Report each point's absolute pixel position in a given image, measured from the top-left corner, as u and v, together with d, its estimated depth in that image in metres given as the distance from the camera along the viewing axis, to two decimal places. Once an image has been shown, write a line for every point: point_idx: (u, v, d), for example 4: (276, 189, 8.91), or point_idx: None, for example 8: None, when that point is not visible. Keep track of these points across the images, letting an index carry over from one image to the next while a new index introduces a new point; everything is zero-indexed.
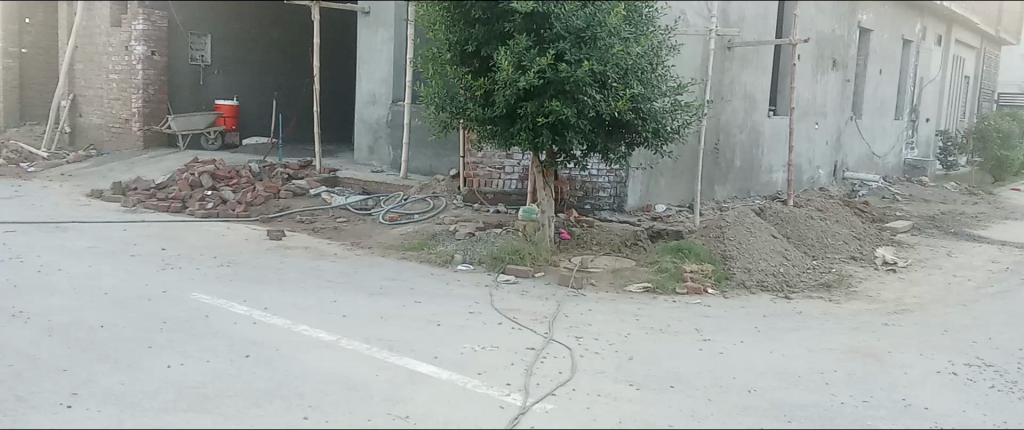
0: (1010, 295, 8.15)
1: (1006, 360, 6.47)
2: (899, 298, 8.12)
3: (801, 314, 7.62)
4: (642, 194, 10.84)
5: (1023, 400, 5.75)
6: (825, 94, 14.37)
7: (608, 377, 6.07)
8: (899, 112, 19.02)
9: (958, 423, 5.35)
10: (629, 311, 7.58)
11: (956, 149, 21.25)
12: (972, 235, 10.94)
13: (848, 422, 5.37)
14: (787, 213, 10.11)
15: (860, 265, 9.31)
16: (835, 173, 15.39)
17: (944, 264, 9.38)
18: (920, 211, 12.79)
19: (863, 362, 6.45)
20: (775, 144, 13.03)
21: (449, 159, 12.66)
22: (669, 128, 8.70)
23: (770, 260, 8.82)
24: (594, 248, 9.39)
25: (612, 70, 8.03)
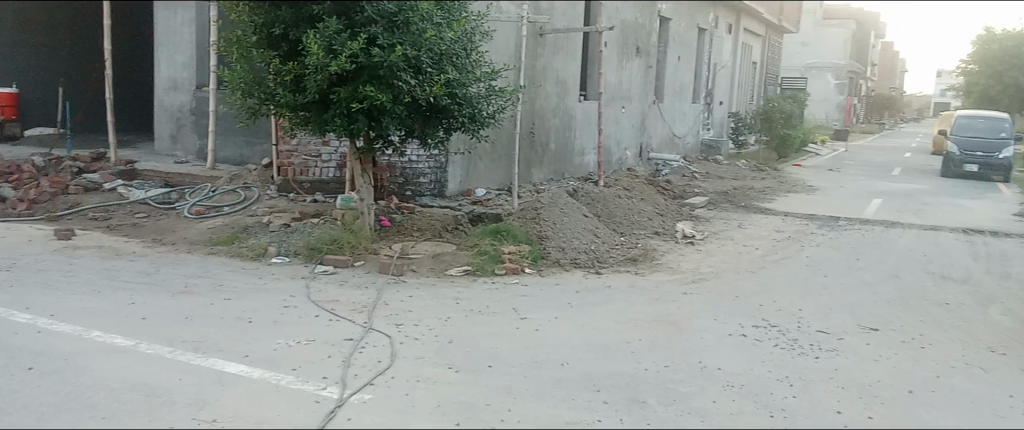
0: (791, 261, 9.00)
1: (787, 320, 7.14)
2: (697, 268, 8.74)
3: (611, 288, 8.02)
4: (462, 178, 10.92)
5: (801, 355, 6.37)
6: (631, 80, 15.16)
7: (427, 362, 6.07)
8: (696, 96, 20.43)
9: (746, 381, 5.85)
10: (448, 295, 7.63)
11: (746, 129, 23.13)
12: (761, 207, 11.98)
13: (651, 387, 5.72)
14: (598, 193, 10.58)
15: (663, 239, 9.93)
16: (641, 154, 16.32)
17: (735, 236, 10.21)
18: (716, 187, 13.85)
19: (664, 330, 6.89)
20: (586, 127, 13.58)
21: (260, 147, 12.14)
22: (485, 113, 8.82)
23: (582, 238, 9.21)
24: (415, 234, 9.36)
25: (426, 55, 8.00)
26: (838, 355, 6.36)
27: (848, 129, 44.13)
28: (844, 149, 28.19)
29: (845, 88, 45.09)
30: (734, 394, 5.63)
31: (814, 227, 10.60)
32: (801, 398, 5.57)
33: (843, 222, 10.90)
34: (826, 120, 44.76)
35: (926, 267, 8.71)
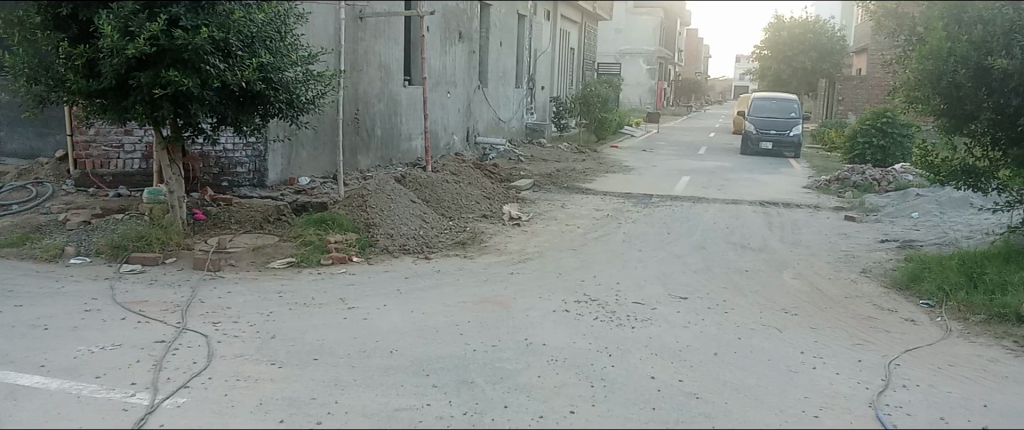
0: (609, 238, 9.43)
1: (606, 294, 7.49)
2: (523, 248, 8.97)
3: (439, 272, 8.04)
4: (283, 167, 10.55)
5: (620, 326, 6.70)
6: (455, 65, 15.23)
7: (248, 359, 5.81)
8: (519, 81, 20.88)
9: (569, 354, 6.08)
10: (271, 288, 7.35)
11: (566, 113, 23.93)
12: (583, 188, 12.46)
13: (479, 367, 5.81)
14: (425, 178, 10.55)
15: (490, 222, 10.09)
16: (468, 138, 16.49)
17: (558, 216, 10.55)
18: (541, 169, 14.26)
19: (492, 310, 7.01)
20: (412, 112, 13.51)
21: (54, 139, 11.08)
22: (303, 98, 8.55)
23: (410, 224, 9.17)
24: (233, 227, 8.95)
25: (235, 37, 7.60)
26: (653, 324, 6.75)
27: (659, 111, 46.79)
28: (656, 130, 29.86)
29: (656, 73, 47.75)
30: (558, 367, 5.83)
31: (630, 205, 11.16)
32: (619, 367, 5.86)
33: (656, 199, 11.55)
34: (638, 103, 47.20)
35: (728, 238, 9.42)
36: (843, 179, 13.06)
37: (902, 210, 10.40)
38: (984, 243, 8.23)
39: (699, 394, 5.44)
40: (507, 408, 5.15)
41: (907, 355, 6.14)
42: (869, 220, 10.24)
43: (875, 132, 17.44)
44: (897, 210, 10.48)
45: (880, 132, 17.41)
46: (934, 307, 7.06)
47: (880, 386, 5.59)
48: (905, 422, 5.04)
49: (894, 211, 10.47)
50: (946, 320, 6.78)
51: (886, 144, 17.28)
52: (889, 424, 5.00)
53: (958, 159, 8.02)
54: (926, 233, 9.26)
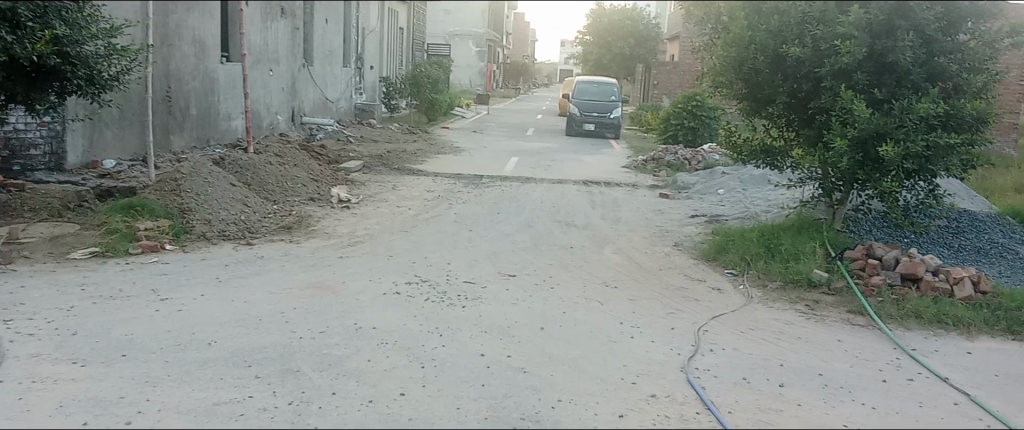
0: (439, 219, 9.44)
1: (436, 274, 7.51)
2: (352, 231, 8.78)
3: (263, 258, 7.72)
4: (84, 149, 9.71)
5: (450, 306, 6.74)
6: (278, 41, 14.61)
7: (45, 359, 5.31)
8: (346, 60, 20.37)
9: (399, 336, 6.04)
10: (72, 281, 6.75)
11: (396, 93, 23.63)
12: (413, 169, 12.37)
13: (306, 355, 5.64)
14: (246, 160, 10.06)
15: (317, 205, 9.80)
16: (293, 119, 15.91)
17: (388, 198, 10.43)
18: (370, 151, 14.02)
19: (319, 295, 6.82)
20: (231, 91, 12.82)
21: None
22: (105, 74, 7.86)
23: (229, 209, 8.73)
24: (26, 215, 8.15)
25: (24, 6, 6.89)
26: (482, 302, 6.85)
27: (488, 93, 47.33)
28: (485, 112, 30.22)
29: (484, 55, 48.17)
30: (387, 350, 5.78)
31: (461, 186, 11.24)
32: (448, 347, 5.90)
33: (485, 180, 11.69)
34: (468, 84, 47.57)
35: (553, 217, 9.72)
36: (658, 159, 13.84)
37: (710, 187, 11.17)
38: (779, 216, 9.00)
39: (526, 369, 5.59)
40: (335, 394, 5.04)
41: (714, 321, 6.62)
42: (682, 197, 10.93)
43: (686, 115, 18.60)
44: (705, 188, 11.24)
45: (690, 115, 18.57)
46: (738, 276, 7.65)
47: (691, 352, 5.99)
48: (712, 383, 5.45)
49: (703, 188, 11.22)
50: (748, 287, 7.37)
51: (696, 126, 18.49)
52: (699, 386, 5.38)
53: (757, 139, 8.69)
54: (730, 208, 10.02)
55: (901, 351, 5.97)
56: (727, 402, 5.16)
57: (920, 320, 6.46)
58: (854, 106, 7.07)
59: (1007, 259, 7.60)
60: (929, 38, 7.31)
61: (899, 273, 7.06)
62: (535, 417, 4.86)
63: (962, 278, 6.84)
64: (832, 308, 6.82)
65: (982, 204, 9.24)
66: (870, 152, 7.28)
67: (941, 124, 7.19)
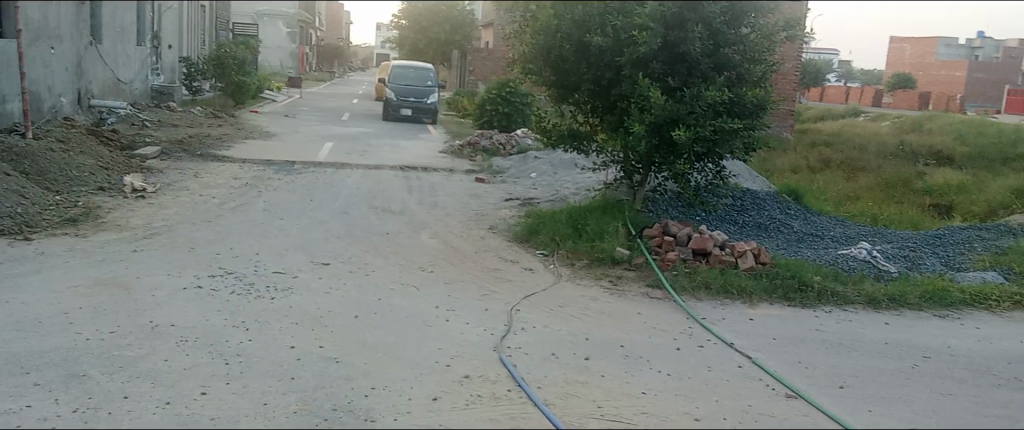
0: (248, 207, 9.04)
1: (244, 265, 7.19)
2: (148, 223, 8.21)
3: (44, 254, 7.04)
4: None
5: (258, 298, 6.48)
6: (59, 16, 13.28)
7: None
8: (142, 39, 18.88)
9: (200, 333, 5.73)
10: None
11: (199, 75, 22.23)
12: (219, 156, 11.73)
13: (94, 358, 5.22)
14: (22, 146, 9.09)
15: (108, 195, 9.06)
16: (79, 102, 14.56)
17: (190, 186, 9.82)
18: (169, 136, 13.12)
19: (110, 293, 6.32)
20: (3, 70, 11.52)
21: None
22: None
23: (3, 201, 7.87)
24: None
25: None
26: (292, 293, 6.64)
27: (301, 77, 45.58)
28: (297, 95, 29.12)
29: (297, 36, 46.24)
30: (188, 348, 5.47)
31: (271, 173, 10.81)
32: (255, 341, 5.68)
33: (297, 166, 11.33)
34: (281, 65, 45.61)
35: (369, 203, 9.60)
36: (474, 144, 14.03)
37: (523, 172, 11.49)
38: (586, 198, 9.41)
39: (338, 358, 5.50)
40: (127, 398, 4.71)
41: (526, 301, 6.84)
42: (497, 181, 11.17)
43: (500, 101, 18.99)
44: (519, 172, 11.54)
45: (504, 101, 18.96)
46: (549, 257, 7.95)
47: (503, 331, 6.16)
48: (523, 361, 5.63)
49: (517, 172, 11.53)
50: (557, 266, 7.68)
51: (510, 111, 18.92)
52: (510, 365, 5.54)
53: (564, 124, 8.98)
54: (542, 191, 10.35)
55: (693, 321, 6.42)
56: (536, 378, 5.35)
57: (709, 291, 6.95)
58: (650, 94, 7.51)
59: (783, 232, 8.39)
60: (716, 30, 7.83)
61: (691, 249, 7.51)
62: (347, 407, 4.80)
63: (744, 251, 7.33)
64: (633, 282, 7.25)
65: (763, 184, 10.14)
66: (665, 136, 7.77)
67: (726, 110, 7.79)
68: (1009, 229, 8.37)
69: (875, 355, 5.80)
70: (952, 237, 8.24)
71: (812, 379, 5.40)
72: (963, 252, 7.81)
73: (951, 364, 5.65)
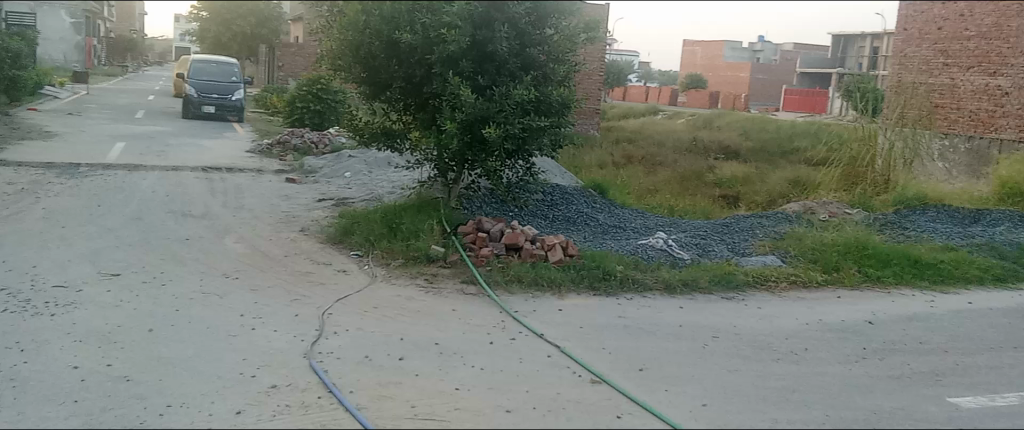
0: (23, 215, 8.15)
1: (18, 280, 6.48)
2: None
3: None
4: None
5: (36, 315, 5.87)
6: None
7: None
8: None
9: None
10: None
11: None
12: None
13: None
14: None
15: None
16: None
17: None
18: None
19: None
20: None
21: None
22: None
23: None
24: None
25: None
26: (77, 308, 6.07)
27: (89, 71, 41.80)
28: (84, 92, 26.72)
29: (83, 27, 42.38)
30: None
31: (52, 177, 9.82)
32: (32, 363, 5.14)
33: (83, 169, 10.38)
34: (64, 58, 41.58)
35: (167, 207, 8.98)
36: (284, 142, 13.55)
37: (337, 171, 11.24)
38: (401, 197, 9.34)
39: (130, 376, 5.10)
40: None
41: (338, 304, 6.67)
42: (309, 181, 10.84)
43: (311, 98, 18.45)
44: (332, 171, 11.28)
45: (316, 98, 18.45)
46: (362, 257, 7.82)
47: (314, 336, 5.97)
48: (335, 366, 5.48)
49: (330, 172, 11.26)
50: (372, 267, 7.57)
51: (322, 109, 18.44)
52: (321, 370, 5.38)
53: (377, 123, 8.83)
54: (356, 190, 10.18)
55: (505, 314, 6.53)
56: (348, 382, 5.23)
57: (521, 284, 7.12)
58: (461, 92, 7.57)
59: (590, 225, 8.78)
60: (521, 30, 8.05)
61: (503, 244, 7.64)
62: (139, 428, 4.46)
63: (553, 245, 7.55)
64: (448, 279, 7.29)
65: (571, 180, 10.56)
66: (476, 134, 7.88)
67: (534, 108, 8.03)
68: (785, 217, 9.25)
69: (672, 338, 6.17)
70: (737, 225, 8.99)
71: (616, 364, 5.66)
72: (747, 239, 8.52)
73: (737, 341, 6.13)
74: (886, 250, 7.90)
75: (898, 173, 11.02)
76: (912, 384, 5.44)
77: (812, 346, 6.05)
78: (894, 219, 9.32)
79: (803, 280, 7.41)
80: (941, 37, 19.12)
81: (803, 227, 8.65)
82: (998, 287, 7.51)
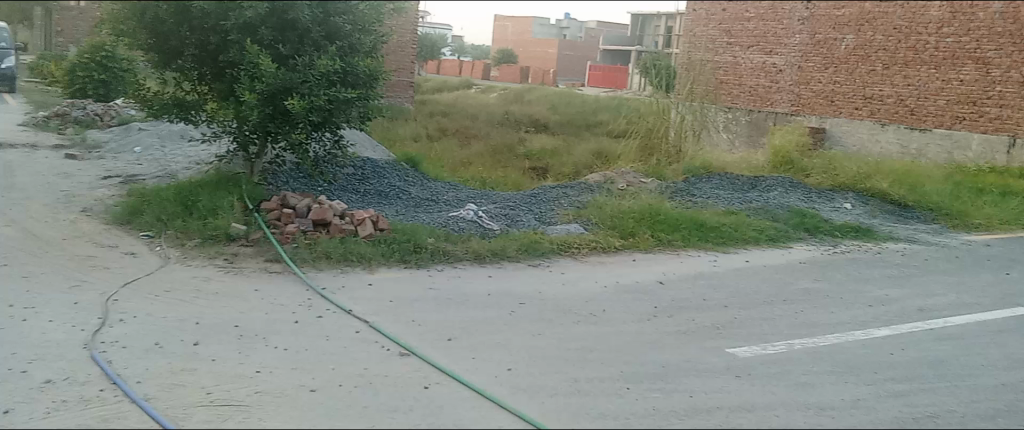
0: None
1: None
2: None
3: None
4: None
5: None
6: None
7: None
8: None
9: None
10: None
11: None
12: None
13: None
14: None
15: None
16: None
17: None
18: None
19: None
20: None
21: None
22: None
23: None
24: None
25: None
26: None
27: None
28: None
29: None
30: None
31: None
32: None
33: None
34: None
35: None
36: None
37: (126, 146, 10.43)
38: (198, 173, 8.82)
39: None
40: None
41: (126, 289, 6.21)
42: (92, 157, 9.97)
43: None
44: (120, 147, 10.46)
45: None
46: (155, 239, 7.31)
47: (97, 325, 5.52)
48: (121, 356, 5.08)
49: (118, 148, 10.43)
50: (165, 248, 7.10)
51: None
52: (104, 361, 4.99)
53: (168, 93, 8.32)
54: (147, 166, 9.49)
55: (312, 292, 6.34)
56: (135, 372, 4.88)
57: (328, 261, 6.94)
58: (260, 61, 7.22)
59: (401, 199, 8.73)
60: None
61: (311, 220, 7.41)
62: None
63: (363, 219, 7.42)
64: (250, 259, 6.97)
65: (382, 153, 10.44)
66: (278, 106, 7.56)
67: (340, 80, 7.79)
68: (588, 187, 9.69)
69: (480, 307, 6.28)
70: (544, 196, 9.29)
71: (425, 336, 5.64)
72: (553, 209, 8.84)
73: (541, 307, 6.36)
74: (676, 216, 8.50)
75: (689, 143, 11.88)
76: (697, 338, 5.87)
77: (610, 308, 6.40)
78: (683, 187, 10.05)
79: (602, 246, 7.81)
80: (725, 18, 21.20)
81: (604, 196, 9.10)
82: (770, 246, 8.30)
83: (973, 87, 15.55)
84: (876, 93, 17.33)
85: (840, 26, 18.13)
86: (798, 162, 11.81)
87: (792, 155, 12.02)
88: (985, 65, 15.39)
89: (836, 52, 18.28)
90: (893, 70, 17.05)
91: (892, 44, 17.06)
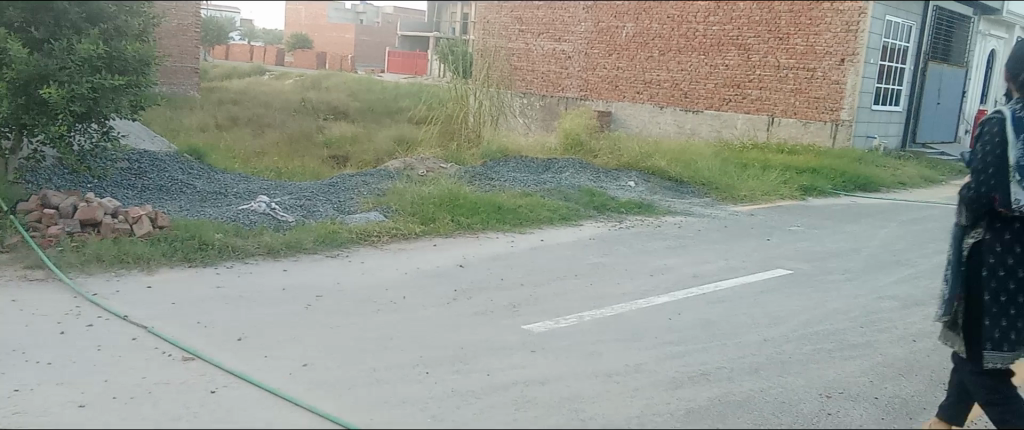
0: None
1: None
2: None
3: None
4: None
5: None
6: None
7: None
8: None
9: None
10: None
11: None
12: None
13: None
14: None
15: None
16: None
17: None
18: None
19: None
20: None
21: None
22: None
23: None
24: None
25: None
26: None
27: None
28: None
29: None
30: None
31: None
32: None
33: None
34: None
35: None
36: None
37: None
38: None
39: None
40: None
41: None
42: None
43: None
44: None
45: None
46: None
47: None
48: None
49: None
50: None
51: None
52: None
53: None
54: None
55: (82, 299, 5.83)
56: None
57: (101, 263, 6.39)
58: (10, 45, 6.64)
59: (185, 194, 8.23)
60: None
61: (77, 220, 6.81)
62: None
63: (139, 217, 6.93)
64: (6, 266, 6.31)
65: (161, 145, 9.82)
66: (34, 95, 7.00)
67: (105, 66, 7.20)
68: (387, 174, 9.65)
69: (272, 303, 6.05)
70: (342, 185, 9.13)
71: (209, 338, 5.34)
72: (351, 197, 8.72)
73: (339, 298, 6.24)
74: (474, 200, 8.67)
75: (486, 129, 12.20)
76: (494, 317, 6.04)
77: (409, 294, 6.42)
78: (482, 171, 10.25)
79: (403, 233, 7.81)
80: None
81: (403, 183, 9.10)
82: (563, 225, 8.68)
83: (736, 71, 17.13)
84: (654, 78, 18.66)
85: (620, 15, 19.09)
86: (587, 145, 12.44)
87: (581, 137, 12.66)
88: (746, 51, 17.00)
89: (618, 39, 19.21)
90: (668, 56, 18.32)
91: (666, 32, 18.28)
